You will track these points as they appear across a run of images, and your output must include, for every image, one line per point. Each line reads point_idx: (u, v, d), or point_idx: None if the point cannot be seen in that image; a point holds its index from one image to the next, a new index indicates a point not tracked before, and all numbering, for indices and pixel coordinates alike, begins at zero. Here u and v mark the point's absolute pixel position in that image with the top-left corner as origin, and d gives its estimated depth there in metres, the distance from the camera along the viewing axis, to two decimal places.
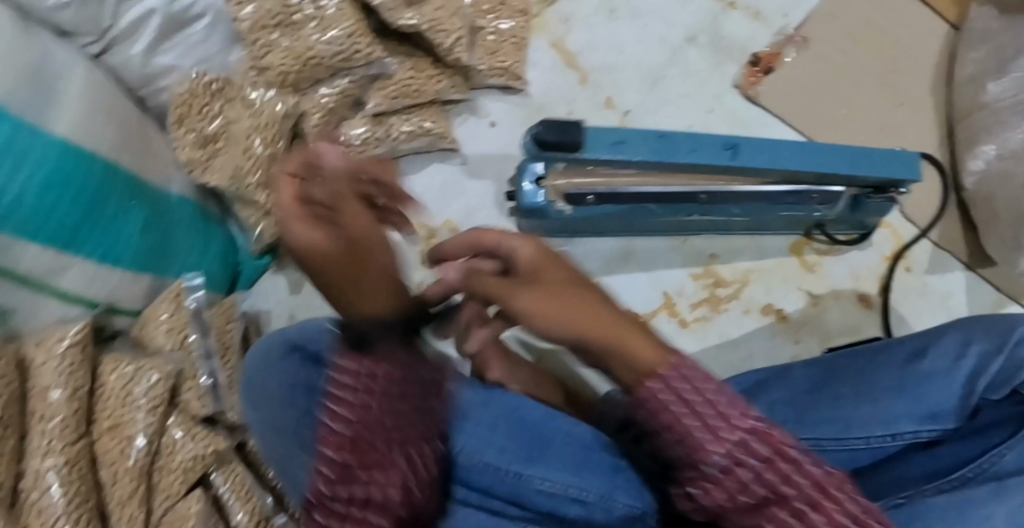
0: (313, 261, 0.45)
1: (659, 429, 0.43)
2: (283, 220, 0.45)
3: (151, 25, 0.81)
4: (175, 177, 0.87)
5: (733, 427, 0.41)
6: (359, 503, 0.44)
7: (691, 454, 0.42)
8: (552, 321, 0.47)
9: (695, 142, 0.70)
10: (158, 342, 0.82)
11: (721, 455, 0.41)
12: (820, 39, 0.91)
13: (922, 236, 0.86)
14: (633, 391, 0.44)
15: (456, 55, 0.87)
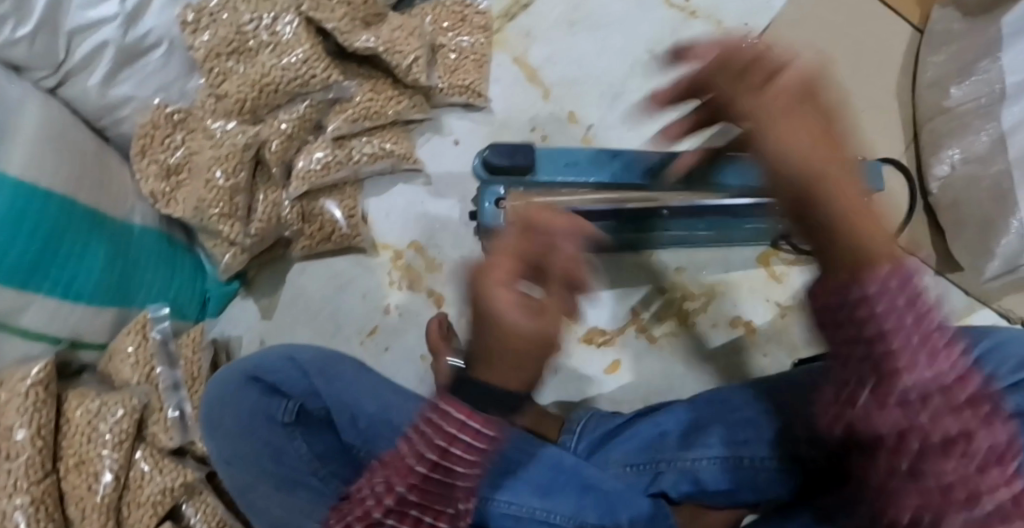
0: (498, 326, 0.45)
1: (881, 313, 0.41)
2: (493, 280, 0.45)
3: (106, 57, 0.80)
4: (137, 207, 0.85)
5: (946, 354, 0.41)
6: None
7: (897, 358, 0.41)
8: (814, 167, 0.44)
9: None
10: (124, 376, 0.81)
11: (925, 367, 0.41)
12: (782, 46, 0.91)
13: None
14: (855, 279, 0.42)
15: (414, 76, 0.86)
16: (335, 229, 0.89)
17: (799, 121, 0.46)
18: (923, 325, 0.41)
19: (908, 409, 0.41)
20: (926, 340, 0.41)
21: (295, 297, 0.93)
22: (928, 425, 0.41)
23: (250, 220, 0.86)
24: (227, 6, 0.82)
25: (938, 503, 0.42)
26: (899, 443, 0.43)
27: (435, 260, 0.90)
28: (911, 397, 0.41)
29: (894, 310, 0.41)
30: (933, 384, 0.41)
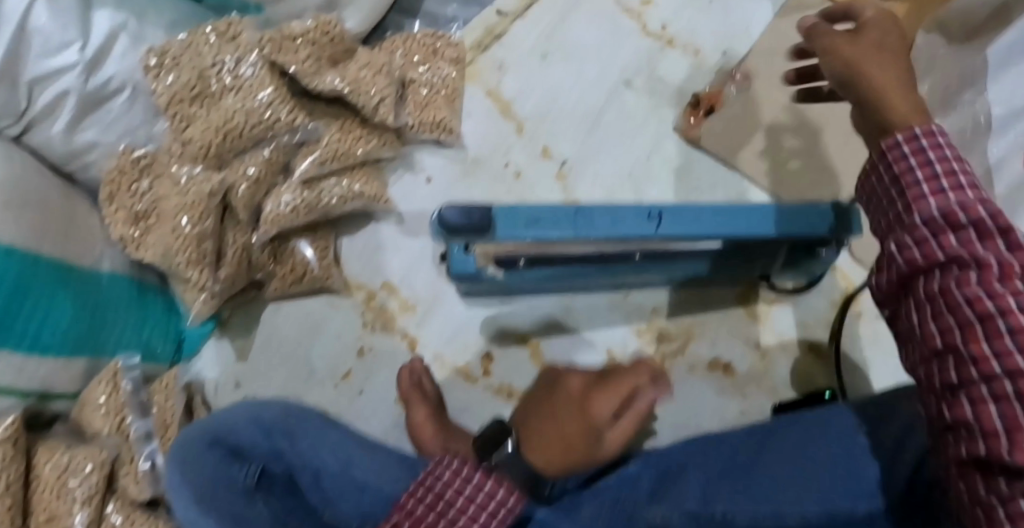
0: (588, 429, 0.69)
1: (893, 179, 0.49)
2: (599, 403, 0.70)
3: (68, 105, 0.77)
4: (106, 253, 0.85)
5: (962, 190, 0.45)
6: None
7: (912, 205, 0.47)
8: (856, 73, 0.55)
9: (616, 213, 0.65)
10: (95, 426, 0.81)
11: (926, 192, 0.46)
12: (761, 76, 0.88)
13: None
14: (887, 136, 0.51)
15: (382, 116, 0.84)
16: (305, 271, 0.88)
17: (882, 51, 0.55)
18: (916, 170, 0.47)
19: (920, 241, 0.45)
20: (937, 180, 0.46)
21: (268, 339, 0.92)
22: (961, 250, 0.43)
23: (220, 265, 0.85)
24: (191, 47, 0.82)
25: (964, 349, 0.42)
26: (932, 279, 0.44)
27: (408, 301, 0.89)
28: (915, 225, 0.46)
29: (902, 159, 0.48)
30: (940, 212, 0.45)
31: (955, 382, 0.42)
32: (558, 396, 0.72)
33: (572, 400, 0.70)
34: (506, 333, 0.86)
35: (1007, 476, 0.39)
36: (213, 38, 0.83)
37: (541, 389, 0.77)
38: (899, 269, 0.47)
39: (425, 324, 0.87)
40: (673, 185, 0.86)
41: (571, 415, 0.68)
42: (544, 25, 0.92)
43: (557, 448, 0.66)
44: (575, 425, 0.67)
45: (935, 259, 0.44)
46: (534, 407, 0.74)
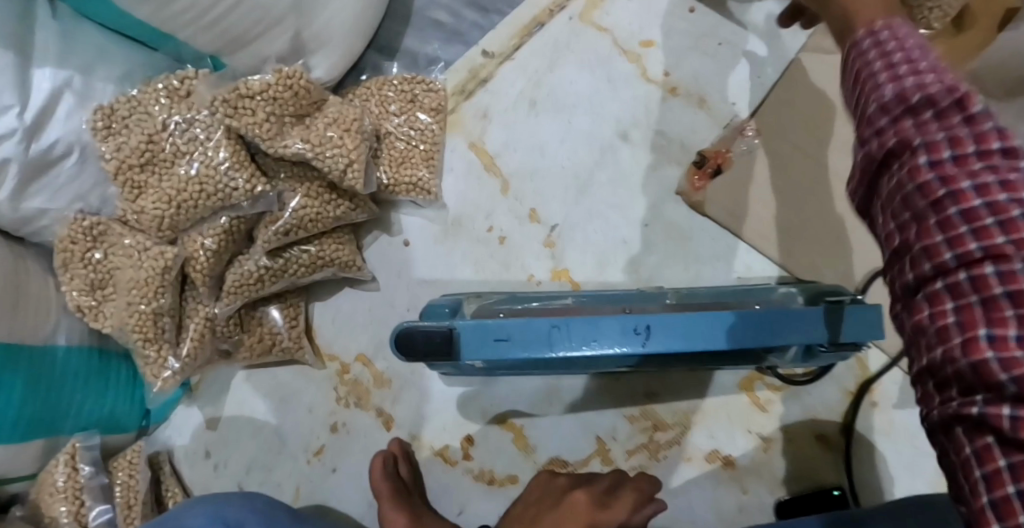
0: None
1: (859, 70, 0.43)
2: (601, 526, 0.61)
3: (11, 173, 0.69)
4: (61, 324, 0.80)
5: (922, 72, 0.39)
6: None
7: (867, 93, 0.42)
8: None
9: (597, 328, 0.58)
10: (54, 511, 0.77)
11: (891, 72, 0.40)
12: (772, 132, 0.79)
13: (894, 364, 0.74)
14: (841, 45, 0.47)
15: (350, 181, 0.76)
16: (274, 341, 0.83)
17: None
18: (872, 62, 0.42)
19: (878, 131, 0.40)
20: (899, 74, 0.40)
21: (238, 410, 0.87)
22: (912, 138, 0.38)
23: (181, 338, 0.80)
24: (139, 107, 0.75)
25: (916, 244, 0.38)
26: (892, 176, 0.40)
27: (383, 374, 0.83)
28: (870, 116, 0.41)
29: (860, 57, 0.43)
30: (894, 94, 0.40)
31: (912, 283, 0.38)
32: (563, 507, 0.65)
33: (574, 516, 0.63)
34: (488, 414, 0.80)
35: (961, 390, 0.36)
36: (165, 96, 0.75)
37: (545, 491, 0.70)
38: (862, 169, 0.42)
39: (400, 401, 0.82)
40: (671, 255, 0.78)
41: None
42: (532, 70, 0.84)
43: None
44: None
45: (887, 148, 0.40)
46: (532, 513, 0.67)
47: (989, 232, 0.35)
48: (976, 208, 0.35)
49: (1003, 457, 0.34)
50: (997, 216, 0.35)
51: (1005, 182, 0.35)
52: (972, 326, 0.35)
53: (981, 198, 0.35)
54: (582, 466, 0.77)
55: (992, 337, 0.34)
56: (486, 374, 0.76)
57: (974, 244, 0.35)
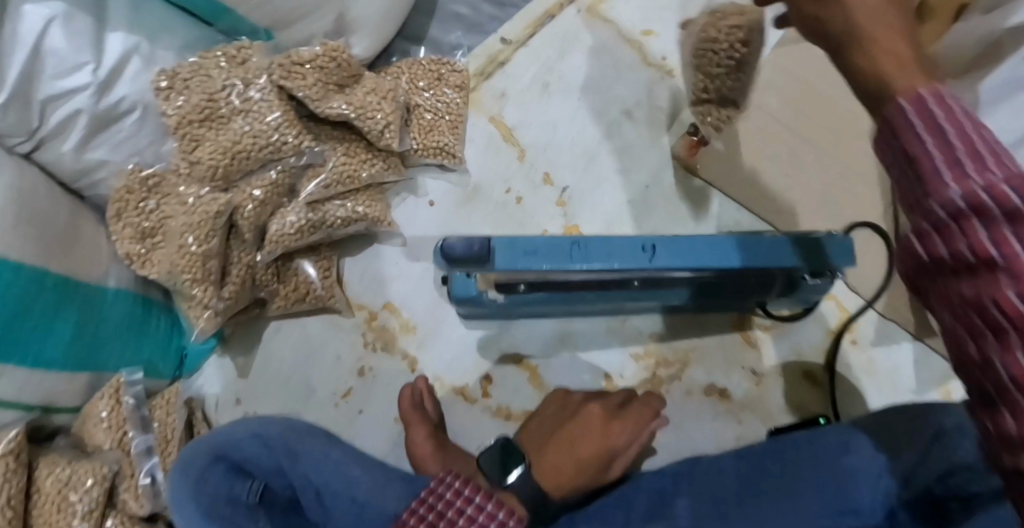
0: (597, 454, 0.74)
1: (915, 151, 0.39)
2: (610, 430, 0.75)
3: (79, 124, 0.79)
4: (112, 270, 0.86)
5: (990, 165, 0.37)
6: None
7: (929, 187, 0.39)
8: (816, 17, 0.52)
9: (610, 247, 0.68)
10: (97, 440, 0.83)
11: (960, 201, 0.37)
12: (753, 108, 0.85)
13: (868, 307, 0.84)
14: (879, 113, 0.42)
15: (387, 140, 0.87)
16: (308, 291, 0.90)
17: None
18: (930, 144, 0.39)
19: (945, 234, 0.38)
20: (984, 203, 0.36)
21: (268, 359, 0.93)
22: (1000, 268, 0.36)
23: (224, 282, 0.86)
24: (201, 71, 0.83)
25: (1004, 372, 0.36)
26: (964, 286, 0.38)
27: (409, 322, 0.90)
28: (936, 214, 0.39)
29: (909, 129, 0.40)
30: (964, 197, 0.37)
31: (998, 408, 0.37)
32: (578, 419, 0.77)
33: (590, 425, 0.75)
34: (505, 355, 0.87)
35: None
36: (224, 62, 0.83)
37: (557, 410, 0.79)
38: (923, 262, 0.41)
39: (423, 345, 0.89)
40: (670, 214, 0.88)
41: (588, 439, 0.74)
42: (545, 56, 0.94)
43: (569, 474, 0.72)
44: (592, 449, 0.74)
45: (959, 256, 0.38)
46: (548, 427, 0.78)
47: None
48: None
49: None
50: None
51: None
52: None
53: None
54: None
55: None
56: (505, 314, 0.85)
57: None
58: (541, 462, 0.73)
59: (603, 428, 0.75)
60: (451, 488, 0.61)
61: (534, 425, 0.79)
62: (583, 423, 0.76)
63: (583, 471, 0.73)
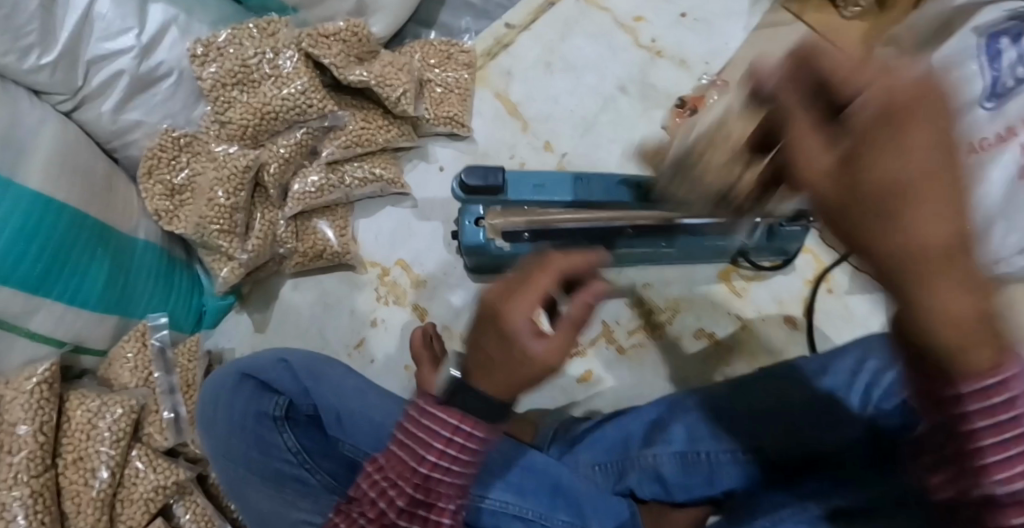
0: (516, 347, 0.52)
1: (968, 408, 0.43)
2: (506, 320, 0.52)
3: (120, 85, 0.85)
4: (142, 224, 0.90)
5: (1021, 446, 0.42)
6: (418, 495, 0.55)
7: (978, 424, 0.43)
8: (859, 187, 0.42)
9: (607, 184, 0.82)
10: (123, 379, 0.87)
11: (989, 391, 0.42)
12: None
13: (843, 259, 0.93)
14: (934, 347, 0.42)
15: (403, 106, 0.94)
16: (325, 248, 0.96)
17: (942, 174, 0.41)
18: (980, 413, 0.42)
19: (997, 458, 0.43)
20: (991, 395, 0.42)
21: (286, 312, 1.00)
22: (983, 430, 0.43)
23: (248, 235, 0.93)
24: (234, 41, 0.90)
25: None
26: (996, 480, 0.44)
27: (420, 278, 0.99)
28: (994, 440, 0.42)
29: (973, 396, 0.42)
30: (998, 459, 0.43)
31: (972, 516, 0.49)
32: (491, 323, 0.53)
33: (493, 316, 0.54)
34: None
35: None
36: (256, 33, 0.91)
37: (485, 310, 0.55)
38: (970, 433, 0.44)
39: (435, 297, 0.97)
40: None
41: (494, 337, 0.53)
42: (546, 38, 1.05)
43: (494, 380, 0.53)
44: (515, 340, 0.52)
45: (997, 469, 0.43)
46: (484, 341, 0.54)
47: None
48: None
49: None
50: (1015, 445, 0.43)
51: None
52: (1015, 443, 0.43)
53: None
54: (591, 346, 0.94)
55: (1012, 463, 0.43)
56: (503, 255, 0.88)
57: None
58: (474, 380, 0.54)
59: (510, 319, 0.52)
60: (415, 409, 0.55)
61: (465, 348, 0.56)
62: (496, 318, 0.53)
63: (505, 371, 0.52)
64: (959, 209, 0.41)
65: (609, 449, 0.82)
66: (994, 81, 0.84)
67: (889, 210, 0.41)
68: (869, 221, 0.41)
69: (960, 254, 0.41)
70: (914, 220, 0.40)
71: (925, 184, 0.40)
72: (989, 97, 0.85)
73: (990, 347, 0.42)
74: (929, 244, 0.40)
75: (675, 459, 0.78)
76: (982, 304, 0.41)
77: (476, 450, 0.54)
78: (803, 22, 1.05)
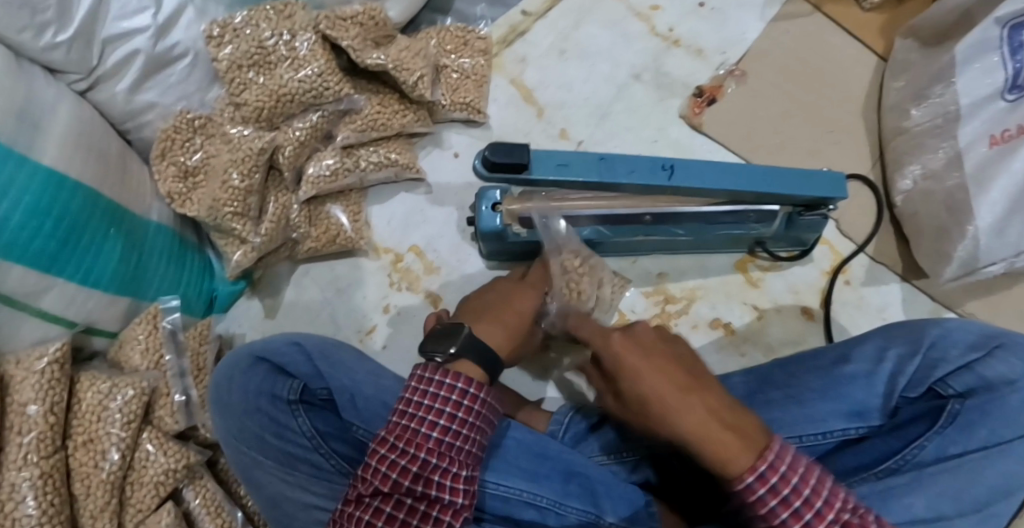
0: (525, 313, 0.80)
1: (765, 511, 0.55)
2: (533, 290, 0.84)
3: (136, 64, 0.83)
4: (154, 205, 0.88)
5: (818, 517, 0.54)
6: (428, 463, 0.61)
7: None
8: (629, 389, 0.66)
9: (633, 165, 0.75)
10: (134, 362, 0.86)
11: (764, 475, 0.55)
12: (742, 137, 1.01)
13: (860, 251, 0.96)
14: (720, 469, 0.57)
15: (420, 91, 0.94)
16: (338, 233, 0.97)
17: (666, 366, 0.65)
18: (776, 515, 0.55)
19: None
20: (768, 479, 0.55)
21: (296, 298, 1.00)
22: (778, 510, 0.55)
23: (261, 219, 0.93)
24: (250, 22, 0.88)
25: None
26: None
27: (432, 263, 1.00)
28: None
29: (761, 501, 0.55)
30: None
31: None
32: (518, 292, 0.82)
33: (519, 292, 0.83)
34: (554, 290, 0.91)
35: None
36: (272, 15, 0.89)
37: (503, 290, 0.83)
38: None
39: (448, 284, 0.99)
40: None
41: (519, 298, 0.82)
42: (562, 26, 1.06)
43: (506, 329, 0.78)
44: (526, 321, 0.80)
45: None
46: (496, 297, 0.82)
47: None
48: None
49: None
50: (807, 513, 0.54)
51: None
52: (808, 510, 0.54)
53: None
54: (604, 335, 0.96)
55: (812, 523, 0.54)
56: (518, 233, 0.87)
57: None
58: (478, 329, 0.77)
59: (527, 305, 0.81)
60: (423, 386, 0.64)
61: (469, 309, 0.81)
62: (520, 297, 0.82)
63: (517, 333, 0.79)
64: (683, 380, 0.63)
65: (623, 436, 0.81)
66: (1017, 73, 0.84)
67: (645, 395, 0.64)
68: (642, 405, 0.64)
69: (696, 401, 0.61)
70: (652, 394, 0.63)
71: (652, 372, 0.64)
72: (1010, 89, 0.84)
73: (749, 448, 0.57)
74: (665, 405, 0.62)
75: None
76: (730, 425, 0.59)
77: (481, 417, 0.65)
78: (821, 14, 1.05)
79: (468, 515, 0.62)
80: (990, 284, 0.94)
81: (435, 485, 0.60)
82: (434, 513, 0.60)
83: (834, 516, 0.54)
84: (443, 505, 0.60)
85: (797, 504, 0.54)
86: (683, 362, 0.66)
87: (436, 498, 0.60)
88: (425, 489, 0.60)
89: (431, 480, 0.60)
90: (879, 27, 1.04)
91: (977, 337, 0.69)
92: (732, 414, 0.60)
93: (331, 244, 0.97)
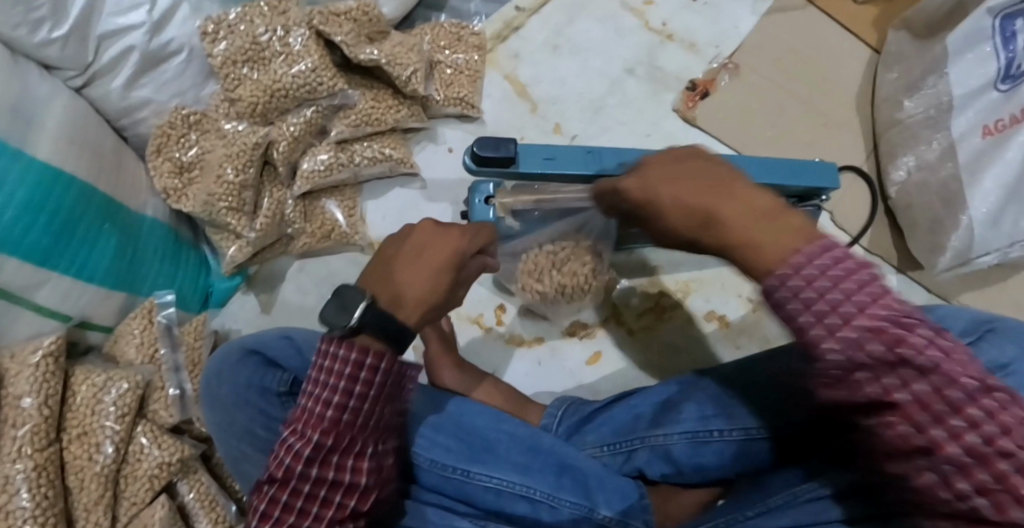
0: (437, 257, 0.58)
1: (791, 309, 0.45)
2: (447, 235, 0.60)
3: (131, 60, 0.83)
4: (149, 201, 0.88)
5: (851, 316, 0.43)
6: (327, 448, 0.52)
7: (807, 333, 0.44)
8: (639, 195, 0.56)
9: (621, 155, 0.76)
10: (128, 356, 0.86)
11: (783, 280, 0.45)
12: (736, 132, 1.01)
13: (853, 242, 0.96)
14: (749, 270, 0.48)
15: (413, 86, 0.94)
16: (334, 229, 0.98)
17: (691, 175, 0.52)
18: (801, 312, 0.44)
19: (847, 349, 0.43)
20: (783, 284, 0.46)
21: (293, 293, 1.00)
22: (803, 311, 0.44)
23: (255, 216, 0.93)
24: (244, 18, 0.89)
25: (895, 420, 0.43)
26: (866, 373, 0.43)
27: None
28: (830, 337, 0.43)
29: (786, 300, 0.45)
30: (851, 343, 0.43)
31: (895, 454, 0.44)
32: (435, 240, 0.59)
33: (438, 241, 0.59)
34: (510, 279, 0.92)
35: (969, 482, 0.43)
36: (266, 12, 0.90)
37: (422, 233, 0.59)
38: (824, 351, 0.44)
39: None
40: None
41: (433, 246, 0.58)
42: (554, 22, 1.06)
43: (427, 267, 0.57)
44: (448, 276, 0.58)
45: (851, 354, 0.43)
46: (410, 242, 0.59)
47: (947, 418, 0.41)
48: (926, 395, 0.42)
49: (891, 375, 0.42)
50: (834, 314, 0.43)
51: (930, 373, 0.42)
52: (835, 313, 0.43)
53: (935, 393, 0.42)
54: (599, 328, 0.96)
55: (837, 325, 0.43)
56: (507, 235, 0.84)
57: (940, 433, 0.41)
58: (390, 273, 0.57)
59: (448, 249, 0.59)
60: (318, 356, 0.53)
61: (376, 264, 0.58)
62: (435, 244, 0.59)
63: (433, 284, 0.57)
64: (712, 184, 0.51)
65: (618, 430, 0.81)
66: (1009, 62, 0.83)
67: (670, 209, 0.53)
68: (667, 224, 0.54)
69: (735, 201, 0.49)
70: (681, 210, 0.52)
71: (679, 187, 0.52)
72: (1003, 79, 0.84)
73: (777, 244, 0.46)
74: (697, 215, 0.51)
75: (684, 440, 0.76)
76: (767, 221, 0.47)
77: (387, 387, 0.54)
78: (814, 7, 1.05)
79: (376, 494, 0.55)
80: (985, 275, 0.94)
81: (335, 471, 0.52)
82: (338, 497, 0.53)
83: (868, 317, 0.43)
84: (347, 488, 0.53)
85: (823, 304, 0.44)
86: (715, 163, 0.53)
87: (336, 482, 0.52)
88: (322, 474, 0.52)
89: (327, 465, 0.52)
90: (872, 20, 1.04)
91: (969, 324, 0.69)
92: (774, 210, 0.48)
93: (327, 238, 0.98)
